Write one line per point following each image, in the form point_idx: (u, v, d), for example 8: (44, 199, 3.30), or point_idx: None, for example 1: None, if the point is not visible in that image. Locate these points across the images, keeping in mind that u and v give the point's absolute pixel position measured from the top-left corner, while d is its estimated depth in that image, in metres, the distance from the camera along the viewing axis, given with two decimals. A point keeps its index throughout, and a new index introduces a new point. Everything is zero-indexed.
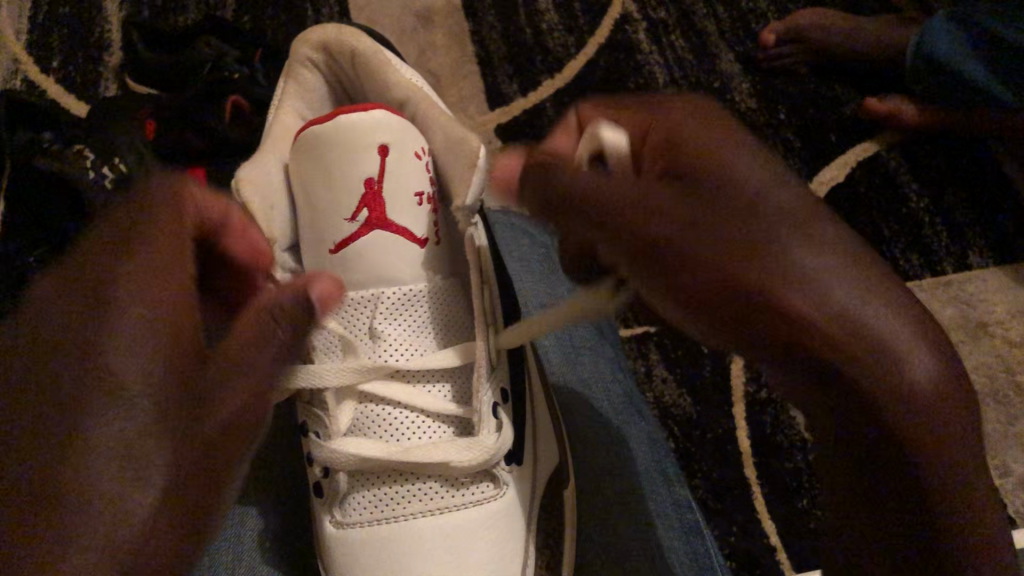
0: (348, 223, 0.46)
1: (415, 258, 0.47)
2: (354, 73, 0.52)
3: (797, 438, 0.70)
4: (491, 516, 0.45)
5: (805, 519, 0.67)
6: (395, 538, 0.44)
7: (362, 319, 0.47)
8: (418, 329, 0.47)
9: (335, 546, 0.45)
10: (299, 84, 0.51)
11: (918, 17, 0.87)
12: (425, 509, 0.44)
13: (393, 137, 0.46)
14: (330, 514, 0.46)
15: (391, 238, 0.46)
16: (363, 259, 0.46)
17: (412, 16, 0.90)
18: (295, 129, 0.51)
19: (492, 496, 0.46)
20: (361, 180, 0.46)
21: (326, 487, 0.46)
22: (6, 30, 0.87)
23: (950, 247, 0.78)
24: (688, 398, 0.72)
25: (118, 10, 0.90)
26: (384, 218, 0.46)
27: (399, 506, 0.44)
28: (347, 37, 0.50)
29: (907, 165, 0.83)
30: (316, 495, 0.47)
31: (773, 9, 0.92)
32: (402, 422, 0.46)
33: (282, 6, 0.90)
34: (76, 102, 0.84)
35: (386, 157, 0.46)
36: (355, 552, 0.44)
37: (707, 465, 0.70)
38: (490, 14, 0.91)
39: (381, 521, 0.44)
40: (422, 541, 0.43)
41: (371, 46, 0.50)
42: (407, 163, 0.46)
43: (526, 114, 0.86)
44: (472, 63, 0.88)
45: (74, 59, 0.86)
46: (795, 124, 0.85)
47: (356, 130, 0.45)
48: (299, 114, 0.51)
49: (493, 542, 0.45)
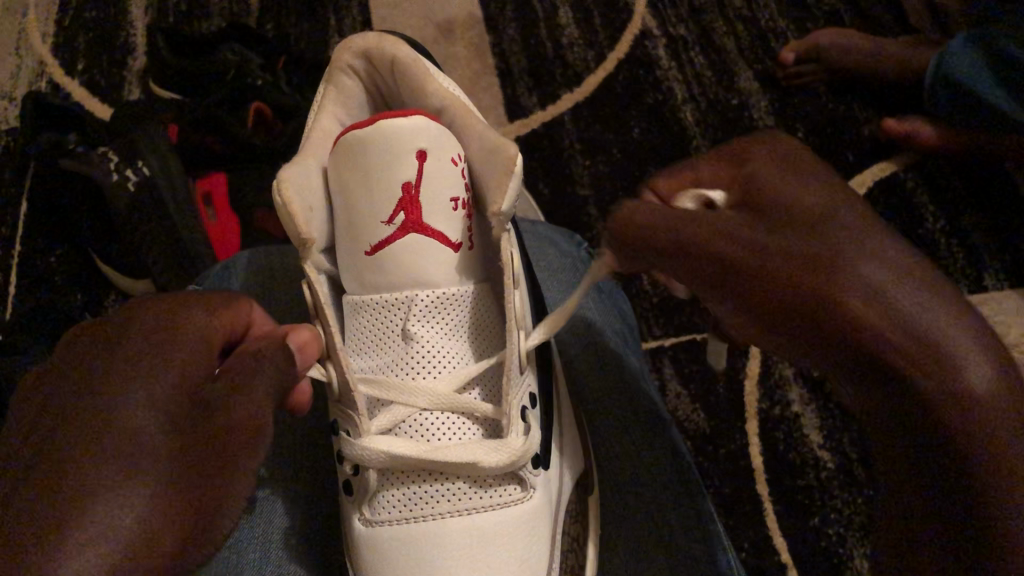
0: (385, 225, 0.46)
1: (449, 263, 0.48)
2: (391, 80, 0.52)
3: (810, 456, 0.70)
4: (519, 518, 0.45)
5: (815, 536, 0.67)
6: (423, 538, 0.44)
7: (395, 321, 0.47)
8: (449, 332, 0.48)
9: (364, 544, 0.45)
10: (339, 88, 0.52)
11: (938, 38, 0.87)
12: (454, 508, 0.45)
13: (431, 144, 0.46)
14: (360, 512, 0.46)
15: (424, 241, 0.46)
16: (398, 263, 0.46)
17: (435, 27, 0.91)
18: (332, 131, 0.51)
19: (521, 499, 0.46)
20: (399, 184, 0.46)
21: (356, 485, 0.46)
22: (33, 32, 0.88)
23: (966, 269, 0.79)
24: (702, 413, 0.72)
25: (143, 15, 0.91)
26: (420, 222, 0.46)
27: (428, 505, 0.45)
28: (387, 44, 0.50)
29: (925, 185, 0.83)
30: (345, 493, 0.48)
31: (793, 28, 0.92)
32: (433, 423, 0.46)
33: (306, 15, 0.91)
34: (101, 105, 0.85)
35: (424, 163, 0.46)
36: (384, 550, 0.44)
37: (720, 481, 0.70)
38: (511, 27, 0.91)
39: (409, 520, 0.45)
40: (449, 540, 0.44)
41: (409, 53, 0.50)
42: (444, 168, 0.47)
43: (545, 126, 0.86)
44: (492, 74, 0.89)
45: (99, 61, 0.87)
46: (812, 144, 0.86)
47: (396, 135, 0.45)
48: (337, 118, 0.52)
49: (520, 542, 0.45)
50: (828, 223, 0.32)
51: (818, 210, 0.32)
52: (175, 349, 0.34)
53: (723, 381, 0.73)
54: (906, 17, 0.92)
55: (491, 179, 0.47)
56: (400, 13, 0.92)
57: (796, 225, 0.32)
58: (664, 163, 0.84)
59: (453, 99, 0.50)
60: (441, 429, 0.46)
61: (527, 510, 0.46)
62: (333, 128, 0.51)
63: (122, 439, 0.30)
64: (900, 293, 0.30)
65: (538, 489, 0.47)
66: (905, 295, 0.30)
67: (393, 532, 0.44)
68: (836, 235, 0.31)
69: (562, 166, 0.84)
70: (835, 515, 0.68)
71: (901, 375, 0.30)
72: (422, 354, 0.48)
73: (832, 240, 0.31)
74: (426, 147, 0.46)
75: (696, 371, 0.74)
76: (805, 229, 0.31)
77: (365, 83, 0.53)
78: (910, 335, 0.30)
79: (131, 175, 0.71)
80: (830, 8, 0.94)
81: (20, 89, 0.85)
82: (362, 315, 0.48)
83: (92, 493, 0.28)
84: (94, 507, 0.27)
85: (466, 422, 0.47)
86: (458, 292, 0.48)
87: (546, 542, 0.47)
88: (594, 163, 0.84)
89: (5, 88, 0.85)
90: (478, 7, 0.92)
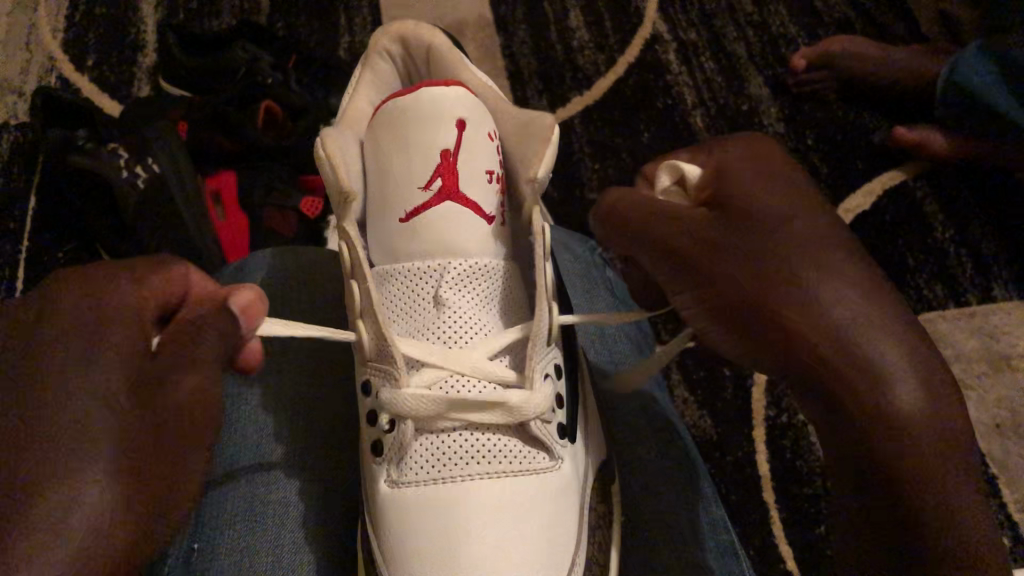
0: (421, 189, 0.47)
1: (482, 232, 0.48)
2: (427, 72, 0.54)
3: (817, 465, 0.70)
4: (548, 487, 0.45)
5: (821, 545, 0.67)
6: (454, 495, 0.43)
7: (427, 285, 0.47)
8: (483, 302, 0.48)
9: (390, 503, 0.44)
10: (374, 72, 0.53)
11: (949, 47, 0.87)
12: (485, 471, 0.44)
13: (468, 114, 0.48)
14: (387, 474, 0.45)
15: (461, 207, 0.47)
16: (432, 226, 0.47)
17: (445, 29, 0.91)
18: (367, 113, 0.52)
19: (550, 469, 0.46)
20: (438, 150, 0.47)
21: (388, 442, 0.46)
22: (44, 28, 0.88)
23: (975, 279, 0.78)
24: (709, 420, 0.72)
25: (154, 12, 0.91)
26: (456, 189, 0.47)
27: (460, 465, 0.44)
28: (425, 33, 0.53)
29: (934, 195, 0.83)
30: (373, 453, 0.47)
31: (804, 34, 0.92)
32: (466, 385, 0.46)
33: (317, 15, 0.91)
34: (110, 101, 0.85)
35: (463, 130, 0.48)
36: (414, 507, 0.43)
37: (727, 488, 0.70)
38: (522, 29, 0.91)
39: (439, 480, 0.44)
40: (479, 496, 0.43)
41: (445, 42, 0.53)
42: (481, 141, 0.48)
43: (554, 129, 0.86)
44: (502, 76, 0.89)
45: (109, 58, 0.87)
46: (822, 150, 0.85)
47: (437, 99, 0.48)
48: (370, 99, 0.53)
49: (549, 511, 0.44)
50: (781, 231, 0.36)
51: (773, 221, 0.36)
52: (103, 331, 0.33)
53: (731, 388, 0.73)
54: (917, 26, 0.92)
55: (523, 151, 0.49)
56: (411, 14, 0.91)
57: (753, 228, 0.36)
58: None
59: (486, 87, 0.51)
60: (474, 389, 0.46)
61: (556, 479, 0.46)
62: (367, 109, 0.52)
63: (55, 458, 0.29)
64: (843, 304, 0.34)
65: (565, 460, 0.47)
66: (845, 310, 0.34)
67: (422, 490, 0.44)
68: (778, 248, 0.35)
69: (570, 170, 0.84)
70: None
71: (834, 381, 0.33)
72: (453, 322, 0.47)
73: (781, 242, 0.35)
74: (464, 116, 0.48)
75: (703, 377, 0.74)
76: (759, 233, 0.36)
77: (400, 74, 0.55)
78: (840, 342, 0.33)
79: (142, 171, 0.73)
80: (841, 15, 0.93)
81: (29, 84, 0.85)
82: (392, 283, 0.48)
83: (41, 522, 0.28)
84: (55, 520, 0.28)
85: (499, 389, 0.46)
86: (487, 265, 0.48)
87: (573, 515, 0.46)
88: (603, 166, 0.84)
89: (14, 83, 0.85)
90: (488, 9, 0.92)
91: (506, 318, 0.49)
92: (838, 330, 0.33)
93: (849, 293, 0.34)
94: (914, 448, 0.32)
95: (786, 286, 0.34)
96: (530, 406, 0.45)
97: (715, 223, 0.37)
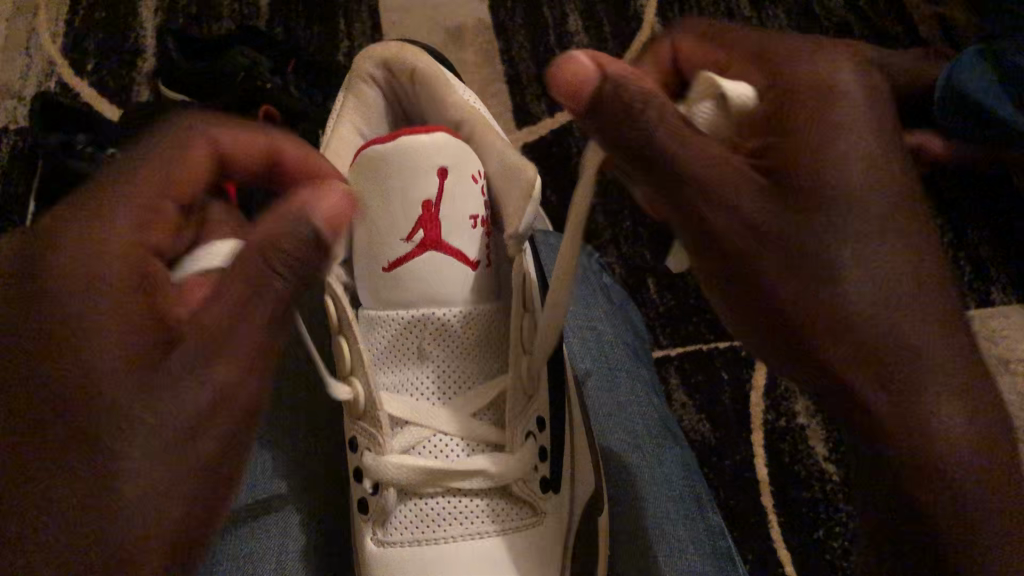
0: (404, 242, 0.48)
1: (464, 281, 0.50)
2: (414, 94, 0.55)
3: (816, 469, 0.70)
4: (528, 542, 0.48)
5: (821, 550, 0.67)
6: (435, 555, 0.46)
7: (411, 341, 0.50)
8: (464, 356, 0.50)
9: (376, 563, 0.47)
10: (360, 98, 0.54)
11: (948, 52, 0.87)
12: (465, 532, 0.47)
13: (452, 161, 0.48)
14: (374, 532, 0.48)
15: (446, 258, 0.49)
16: (414, 279, 0.49)
17: (443, 33, 0.91)
18: (350, 143, 0.54)
19: (534, 525, 0.49)
20: (418, 203, 0.48)
21: (372, 505, 0.49)
22: (43, 33, 0.88)
23: (972, 282, 0.78)
24: (708, 425, 0.72)
25: (153, 17, 0.91)
26: (438, 240, 0.48)
27: (442, 527, 0.47)
28: (409, 58, 0.53)
29: (933, 199, 0.83)
30: (360, 512, 0.50)
31: (803, 39, 0.92)
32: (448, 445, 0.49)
33: (315, 20, 0.91)
34: (109, 106, 0.85)
35: (445, 179, 0.48)
36: (398, 567, 0.46)
37: (725, 493, 0.70)
38: (520, 33, 0.91)
39: (422, 541, 0.47)
40: (458, 560, 0.46)
41: (429, 65, 0.53)
42: (464, 186, 0.49)
43: (553, 134, 0.86)
44: (501, 81, 0.89)
45: (108, 63, 0.87)
46: None
47: (418, 149, 0.48)
48: (357, 129, 0.54)
49: (530, 566, 0.47)
50: (836, 218, 0.37)
51: (850, 207, 0.37)
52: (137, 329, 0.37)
53: (730, 393, 0.73)
54: (917, 28, 0.92)
55: (508, 194, 0.49)
56: (410, 18, 0.91)
57: (812, 210, 0.37)
58: None
59: (470, 113, 0.52)
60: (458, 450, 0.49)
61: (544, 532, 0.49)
62: (351, 139, 0.53)
63: (114, 478, 0.34)
64: (889, 299, 0.37)
65: (549, 514, 0.49)
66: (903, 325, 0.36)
67: (406, 551, 0.47)
68: (834, 240, 0.37)
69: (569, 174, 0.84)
70: (840, 529, 0.68)
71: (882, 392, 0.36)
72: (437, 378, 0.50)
73: (833, 229, 0.37)
74: (446, 164, 0.48)
75: (702, 383, 0.74)
76: (822, 233, 0.37)
77: (388, 96, 0.55)
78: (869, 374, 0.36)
79: None
80: (840, 19, 0.94)
81: (29, 89, 0.85)
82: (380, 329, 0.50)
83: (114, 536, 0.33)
84: (119, 519, 0.34)
85: (480, 448, 0.49)
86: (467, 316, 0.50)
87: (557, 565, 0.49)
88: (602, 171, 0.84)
89: (14, 88, 0.85)
90: (487, 13, 0.92)
91: (487, 368, 0.51)
92: (889, 334, 0.36)
93: (911, 293, 0.37)
94: (944, 450, 0.36)
95: (835, 284, 0.37)
96: (509, 471, 0.48)
97: (762, 202, 0.37)
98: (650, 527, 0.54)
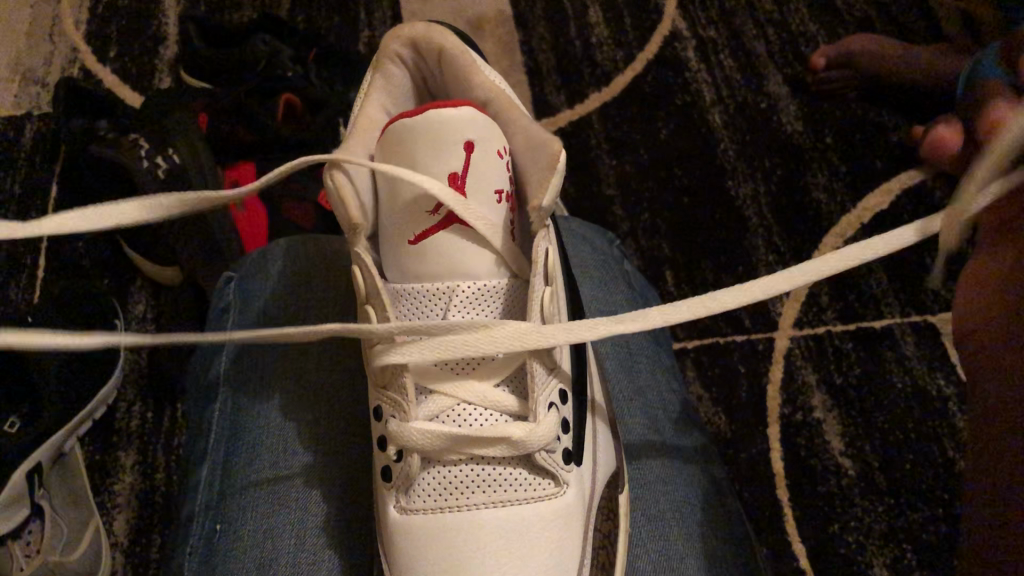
0: (429, 215, 0.47)
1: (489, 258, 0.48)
2: (436, 70, 0.57)
3: (832, 463, 0.70)
4: (548, 512, 0.50)
5: (838, 543, 0.68)
6: (456, 522, 0.49)
7: None
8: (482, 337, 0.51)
9: (396, 527, 0.51)
10: (387, 77, 0.56)
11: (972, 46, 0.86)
12: (487, 501, 0.50)
13: (478, 136, 0.49)
14: (396, 500, 0.51)
15: (470, 232, 0.47)
16: (440, 253, 0.47)
17: (462, 23, 0.91)
18: (379, 118, 0.55)
19: (554, 495, 0.51)
20: (446, 174, 0.48)
21: (396, 472, 0.52)
22: (68, 20, 0.88)
23: None
24: (723, 417, 0.73)
25: (176, 6, 0.91)
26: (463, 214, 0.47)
27: (466, 497, 0.50)
28: (436, 34, 0.54)
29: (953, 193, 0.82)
30: (383, 478, 0.53)
31: (824, 33, 0.91)
32: (471, 414, 0.52)
33: (336, 9, 0.91)
34: (130, 92, 0.85)
35: (470, 153, 0.48)
36: (418, 533, 0.49)
37: (740, 481, 0.70)
38: (541, 25, 0.91)
39: (445, 508, 0.50)
40: (482, 527, 0.49)
41: (457, 44, 0.54)
42: (490, 160, 0.49)
43: (572, 126, 0.86)
44: (520, 72, 0.89)
45: (131, 50, 0.88)
46: (841, 148, 0.85)
47: (447, 124, 0.48)
48: (383, 106, 0.56)
49: (549, 536, 0.50)
50: None
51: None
52: None
53: (747, 384, 0.73)
54: (939, 25, 0.91)
55: (532, 173, 0.48)
56: (430, 8, 0.92)
57: None
58: (690, 163, 0.84)
59: (497, 93, 0.54)
60: (478, 418, 0.51)
61: (561, 504, 0.51)
62: (381, 117, 0.55)
63: None
64: None
65: (572, 485, 0.52)
66: None
67: (426, 517, 0.50)
68: None
69: (587, 166, 0.84)
70: (857, 523, 0.68)
71: None
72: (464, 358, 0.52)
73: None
74: (472, 138, 0.48)
75: (719, 376, 0.74)
76: None
77: (412, 73, 0.57)
78: None
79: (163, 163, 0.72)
80: (861, 14, 0.93)
81: (52, 75, 0.85)
82: (406, 303, 0.48)
83: None
84: None
85: (499, 415, 0.52)
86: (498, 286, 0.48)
87: (579, 539, 0.51)
88: (621, 162, 0.84)
89: (37, 74, 0.86)
90: (507, 4, 0.92)
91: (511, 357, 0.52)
92: None
93: None
94: None
95: None
96: (535, 443, 0.50)
97: None
98: (672, 511, 0.56)
